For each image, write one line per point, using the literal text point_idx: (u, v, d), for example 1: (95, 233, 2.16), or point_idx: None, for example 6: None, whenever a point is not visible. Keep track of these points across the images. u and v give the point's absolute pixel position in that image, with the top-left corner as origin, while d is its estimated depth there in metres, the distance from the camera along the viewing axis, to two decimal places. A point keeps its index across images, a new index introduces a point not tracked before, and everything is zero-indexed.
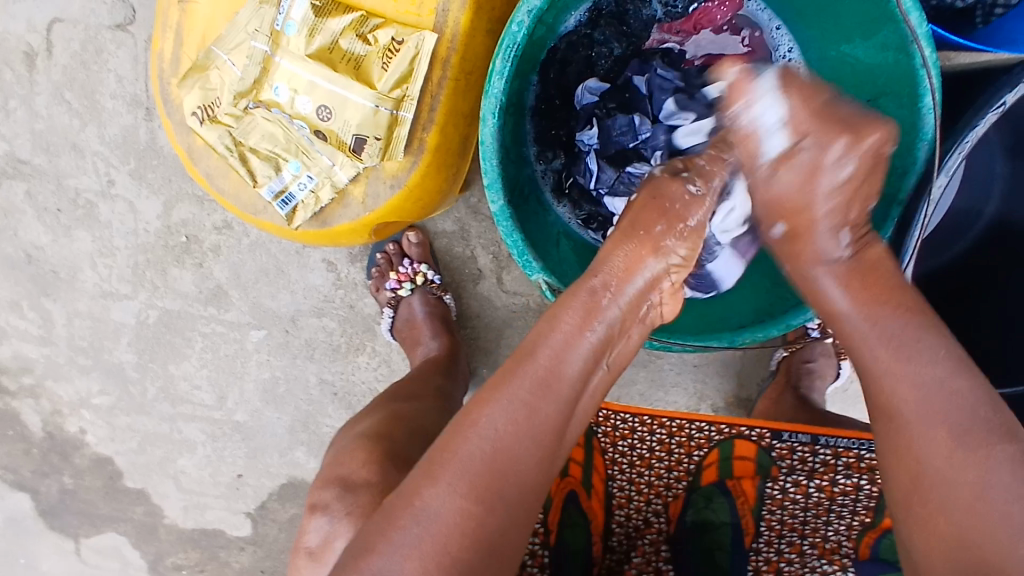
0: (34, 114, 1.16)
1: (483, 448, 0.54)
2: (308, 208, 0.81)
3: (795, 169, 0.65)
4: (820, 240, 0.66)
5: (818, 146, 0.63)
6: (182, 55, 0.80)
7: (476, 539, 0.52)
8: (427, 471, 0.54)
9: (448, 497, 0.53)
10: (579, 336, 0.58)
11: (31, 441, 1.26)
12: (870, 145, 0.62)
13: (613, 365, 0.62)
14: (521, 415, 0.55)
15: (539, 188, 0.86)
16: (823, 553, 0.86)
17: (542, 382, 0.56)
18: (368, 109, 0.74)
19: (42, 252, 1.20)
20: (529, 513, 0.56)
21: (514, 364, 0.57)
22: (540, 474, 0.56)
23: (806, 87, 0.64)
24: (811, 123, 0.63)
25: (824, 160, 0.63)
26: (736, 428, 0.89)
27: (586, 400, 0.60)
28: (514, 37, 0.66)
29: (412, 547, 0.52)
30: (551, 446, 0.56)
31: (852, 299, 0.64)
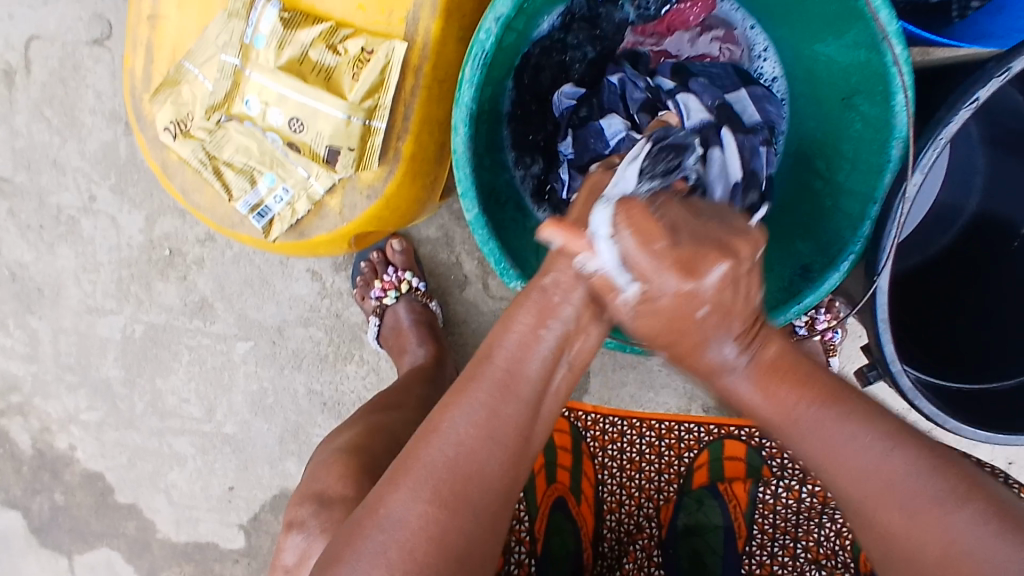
0: (13, 131, 1.15)
1: (446, 454, 0.53)
2: (284, 220, 0.81)
3: (656, 306, 0.51)
4: (708, 355, 0.54)
5: (681, 266, 0.50)
6: (153, 71, 0.80)
7: (444, 547, 0.52)
8: (392, 478, 0.54)
9: (411, 503, 0.52)
10: (534, 335, 0.56)
11: (21, 459, 1.25)
12: (736, 260, 0.52)
13: (574, 363, 0.59)
14: (482, 418, 0.54)
15: (519, 194, 0.85)
16: (816, 558, 0.82)
17: (502, 385, 0.55)
18: (340, 120, 0.73)
19: (27, 269, 1.19)
20: (499, 521, 0.55)
21: (473, 367, 0.56)
22: (507, 479, 0.55)
23: (645, 205, 0.52)
24: (671, 233, 0.51)
25: (684, 293, 0.50)
26: (725, 428, 0.92)
27: (551, 397, 0.58)
28: (483, 45, 0.66)
29: (378, 555, 0.52)
30: (517, 450, 0.55)
31: (759, 397, 0.55)
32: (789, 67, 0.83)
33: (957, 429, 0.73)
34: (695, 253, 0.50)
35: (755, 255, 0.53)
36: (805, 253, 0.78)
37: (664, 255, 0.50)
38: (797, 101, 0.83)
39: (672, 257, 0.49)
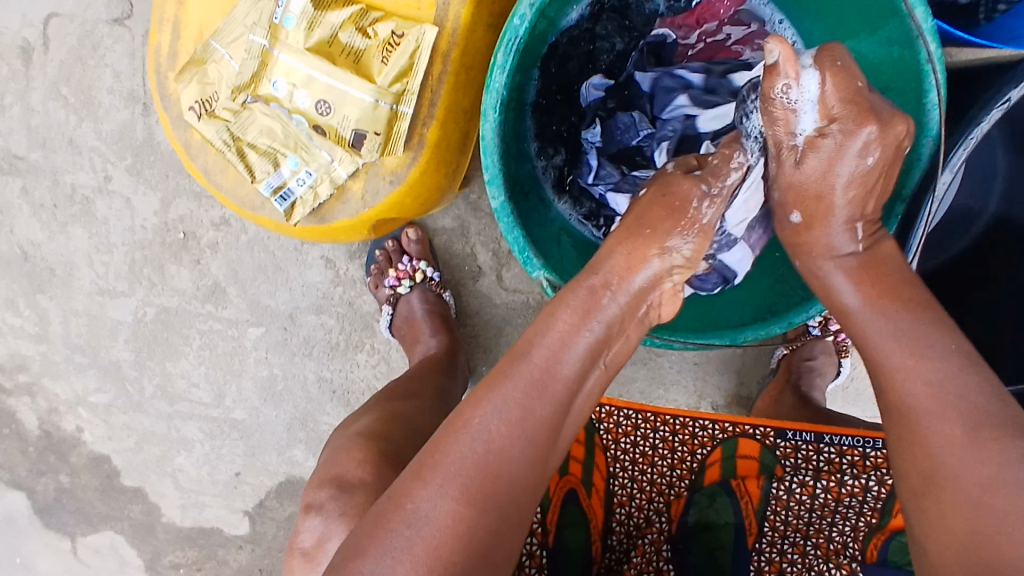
0: (30, 110, 1.15)
1: (475, 450, 0.53)
2: (307, 204, 0.80)
3: (821, 155, 0.61)
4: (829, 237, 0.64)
5: (846, 133, 0.59)
6: (179, 49, 0.80)
7: (468, 542, 0.51)
8: (416, 473, 0.54)
9: (439, 500, 0.52)
10: (575, 334, 0.57)
11: (27, 439, 1.25)
12: (896, 136, 0.60)
13: (607, 365, 0.60)
14: (514, 416, 0.54)
15: (540, 184, 0.85)
16: (827, 554, 0.83)
17: (537, 383, 0.55)
18: (368, 104, 0.73)
19: (39, 248, 1.19)
20: (523, 516, 0.55)
21: (509, 364, 0.56)
22: (534, 474, 0.55)
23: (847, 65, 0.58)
24: (845, 108, 0.59)
25: (839, 160, 0.61)
26: (740, 426, 0.89)
27: (583, 399, 0.59)
28: (517, 31, 0.65)
29: (403, 552, 0.51)
30: (545, 446, 0.55)
31: (863, 297, 0.62)
32: None
33: None
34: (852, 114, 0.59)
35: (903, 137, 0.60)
36: None
37: (838, 128, 0.59)
38: None
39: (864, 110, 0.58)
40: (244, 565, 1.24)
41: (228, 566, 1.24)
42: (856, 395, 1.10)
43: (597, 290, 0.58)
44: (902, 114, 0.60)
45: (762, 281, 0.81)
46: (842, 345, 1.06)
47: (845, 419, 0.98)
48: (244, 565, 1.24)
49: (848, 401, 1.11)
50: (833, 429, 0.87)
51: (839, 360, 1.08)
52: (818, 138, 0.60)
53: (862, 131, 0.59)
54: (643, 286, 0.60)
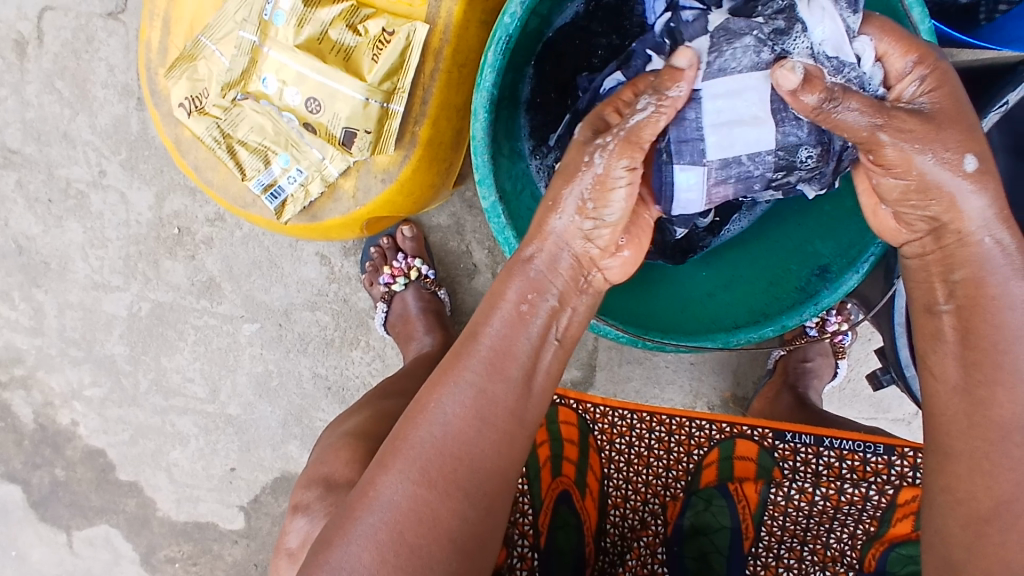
0: (24, 103, 1.14)
1: (433, 436, 0.53)
2: (297, 202, 0.80)
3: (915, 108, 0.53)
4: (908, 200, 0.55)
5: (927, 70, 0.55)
6: (169, 44, 0.79)
7: (435, 527, 0.52)
8: (381, 461, 0.54)
9: (399, 484, 0.53)
10: (519, 315, 0.56)
11: (22, 432, 1.24)
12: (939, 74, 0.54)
13: (564, 342, 0.58)
14: (470, 398, 0.54)
15: (533, 184, 0.82)
16: (823, 561, 0.82)
17: (491, 364, 0.55)
18: (358, 101, 0.72)
19: (34, 242, 1.18)
20: (496, 505, 0.54)
21: (462, 349, 0.56)
22: (500, 460, 0.54)
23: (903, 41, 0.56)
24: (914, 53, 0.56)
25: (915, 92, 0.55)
26: (737, 427, 0.90)
27: (545, 379, 0.57)
28: (507, 29, 0.65)
29: (369, 537, 0.52)
30: (508, 431, 0.54)
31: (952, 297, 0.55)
32: None
33: None
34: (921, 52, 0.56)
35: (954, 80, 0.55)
36: (822, 253, 0.76)
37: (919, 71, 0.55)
38: None
39: (909, 44, 0.56)
40: (239, 560, 1.24)
41: (224, 561, 1.24)
42: (853, 397, 1.10)
43: (529, 264, 0.57)
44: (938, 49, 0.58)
45: (757, 283, 0.79)
46: (838, 346, 1.04)
47: (843, 422, 0.97)
48: (238, 560, 1.24)
49: (844, 401, 1.10)
50: (830, 432, 0.88)
51: (836, 361, 1.06)
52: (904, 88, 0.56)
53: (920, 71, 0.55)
54: (574, 259, 0.57)
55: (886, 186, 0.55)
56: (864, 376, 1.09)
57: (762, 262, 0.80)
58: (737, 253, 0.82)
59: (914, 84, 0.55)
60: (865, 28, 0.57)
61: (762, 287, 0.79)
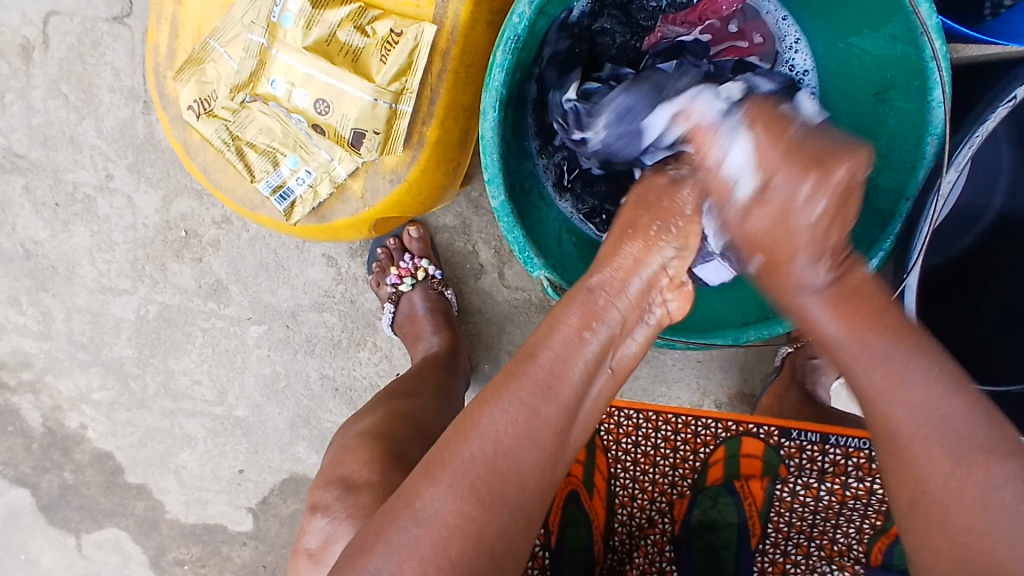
0: (30, 108, 1.15)
1: (484, 452, 0.53)
2: (306, 203, 0.80)
3: (768, 209, 0.57)
4: (796, 271, 0.57)
5: (790, 185, 0.55)
6: (177, 48, 0.80)
7: (479, 542, 0.52)
8: (426, 472, 0.54)
9: (448, 498, 0.52)
10: (578, 340, 0.57)
11: (30, 436, 1.24)
12: (839, 180, 0.54)
13: (615, 368, 0.60)
14: (522, 416, 0.54)
15: (540, 182, 0.83)
16: (831, 556, 0.82)
17: (544, 384, 0.55)
18: (366, 102, 0.73)
19: (41, 246, 1.19)
20: (533, 519, 0.55)
21: (515, 366, 0.56)
22: (543, 476, 0.55)
23: (773, 127, 0.57)
24: (779, 162, 0.56)
25: (795, 203, 0.55)
26: (743, 425, 0.90)
27: (591, 402, 0.58)
28: (515, 29, 0.65)
29: (410, 548, 0.52)
30: (554, 449, 0.55)
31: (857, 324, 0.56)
32: (823, 61, 0.80)
33: None
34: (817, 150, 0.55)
35: (855, 176, 0.54)
36: None
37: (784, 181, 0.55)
38: (829, 96, 0.81)
39: (806, 164, 0.54)
40: (248, 561, 1.24)
41: (233, 562, 1.24)
42: None
43: (594, 290, 0.60)
44: (863, 143, 0.56)
45: None
46: None
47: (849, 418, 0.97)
48: (248, 561, 1.24)
49: None
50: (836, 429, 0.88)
51: None
52: (759, 199, 0.57)
53: (801, 181, 0.55)
54: (637, 288, 0.61)
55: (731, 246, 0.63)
56: None
57: None
58: None
59: (815, 206, 0.55)
60: (747, 134, 0.58)
61: None
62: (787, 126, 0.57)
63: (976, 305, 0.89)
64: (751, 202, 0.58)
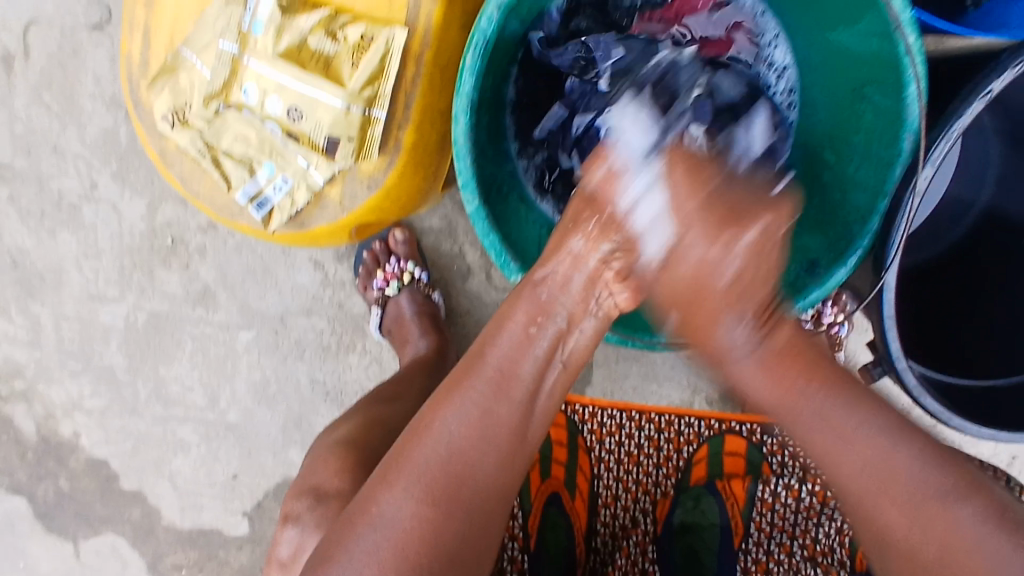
0: (14, 118, 1.15)
1: (439, 454, 0.54)
2: (284, 211, 0.80)
3: (685, 266, 0.56)
4: (716, 335, 0.58)
5: (704, 246, 0.55)
6: (150, 57, 0.79)
7: (439, 545, 0.52)
8: (383, 478, 0.55)
9: (403, 502, 0.53)
10: (528, 336, 0.58)
11: (25, 445, 1.25)
12: (750, 240, 0.54)
13: (567, 363, 0.60)
14: (474, 417, 0.55)
15: (522, 185, 0.83)
16: (813, 556, 0.84)
17: (496, 384, 0.56)
18: (339, 109, 0.72)
19: (30, 256, 1.19)
20: (494, 521, 0.55)
21: (467, 367, 0.57)
22: (501, 478, 0.55)
23: (691, 168, 0.56)
24: (698, 215, 0.55)
25: (710, 262, 0.55)
26: (725, 423, 0.92)
27: (547, 399, 0.59)
28: (484, 34, 0.64)
29: (370, 554, 0.52)
30: (510, 450, 0.56)
31: (767, 378, 0.58)
32: (802, 55, 0.79)
33: (963, 427, 0.72)
34: (733, 211, 0.55)
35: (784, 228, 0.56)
36: (812, 247, 0.76)
37: (693, 236, 0.55)
38: (809, 90, 0.80)
39: (717, 220, 0.54)
40: (245, 566, 1.24)
41: (229, 566, 1.24)
42: None
43: (540, 286, 0.59)
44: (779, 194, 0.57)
45: None
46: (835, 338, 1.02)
47: None
48: (244, 566, 1.24)
49: None
50: None
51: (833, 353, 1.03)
52: (671, 256, 0.56)
53: (717, 242, 0.54)
54: (581, 284, 0.59)
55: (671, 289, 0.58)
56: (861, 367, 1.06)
57: None
58: None
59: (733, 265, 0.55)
60: (661, 186, 0.56)
61: None
62: (703, 176, 0.56)
63: (966, 305, 0.88)
64: (664, 258, 0.57)
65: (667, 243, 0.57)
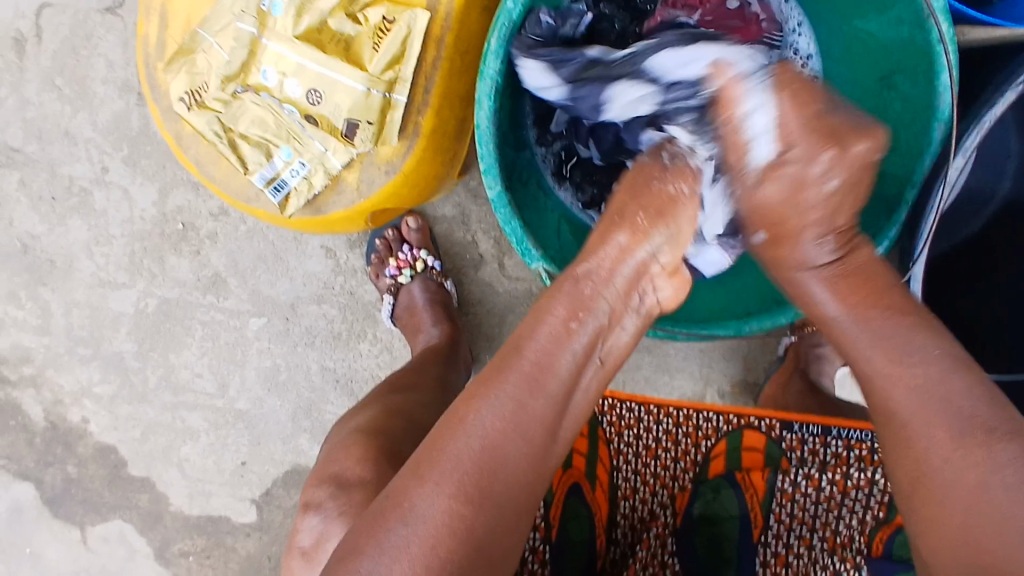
0: (24, 101, 1.14)
1: (473, 448, 0.52)
2: (301, 195, 0.79)
3: (781, 182, 0.59)
4: (801, 250, 0.61)
5: (806, 157, 0.57)
6: (166, 39, 0.78)
7: (472, 542, 0.51)
8: (415, 471, 0.53)
9: (437, 497, 0.51)
10: (567, 329, 0.56)
11: (32, 431, 1.24)
12: (859, 154, 0.57)
13: (603, 360, 0.60)
14: (509, 411, 0.53)
15: (539, 171, 0.82)
16: (833, 547, 0.84)
17: (531, 377, 0.55)
18: (359, 92, 0.71)
19: (38, 241, 1.18)
20: (524, 515, 0.54)
21: (503, 360, 0.56)
22: (532, 473, 0.54)
23: (799, 92, 0.58)
24: (800, 133, 0.57)
25: (812, 176, 0.57)
26: (745, 418, 0.90)
27: (581, 395, 0.58)
28: (510, 15, 0.64)
29: (400, 549, 0.51)
30: (542, 444, 0.55)
31: (841, 304, 0.60)
32: (826, 45, 0.78)
33: None
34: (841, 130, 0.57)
35: (874, 156, 0.58)
36: None
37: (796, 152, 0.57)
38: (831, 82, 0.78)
39: (824, 135, 0.56)
40: (252, 553, 1.24)
41: (237, 554, 1.24)
42: None
43: (581, 280, 0.59)
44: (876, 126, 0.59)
45: None
46: None
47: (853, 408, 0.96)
48: (252, 553, 1.24)
49: None
50: (840, 422, 0.88)
51: None
52: (776, 166, 0.58)
53: (822, 153, 0.56)
54: (628, 274, 0.59)
55: (766, 196, 0.60)
56: None
57: None
58: None
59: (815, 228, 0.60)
60: (778, 101, 0.57)
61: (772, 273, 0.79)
62: (813, 94, 0.58)
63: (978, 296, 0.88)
64: (768, 168, 0.59)
65: (774, 151, 0.58)
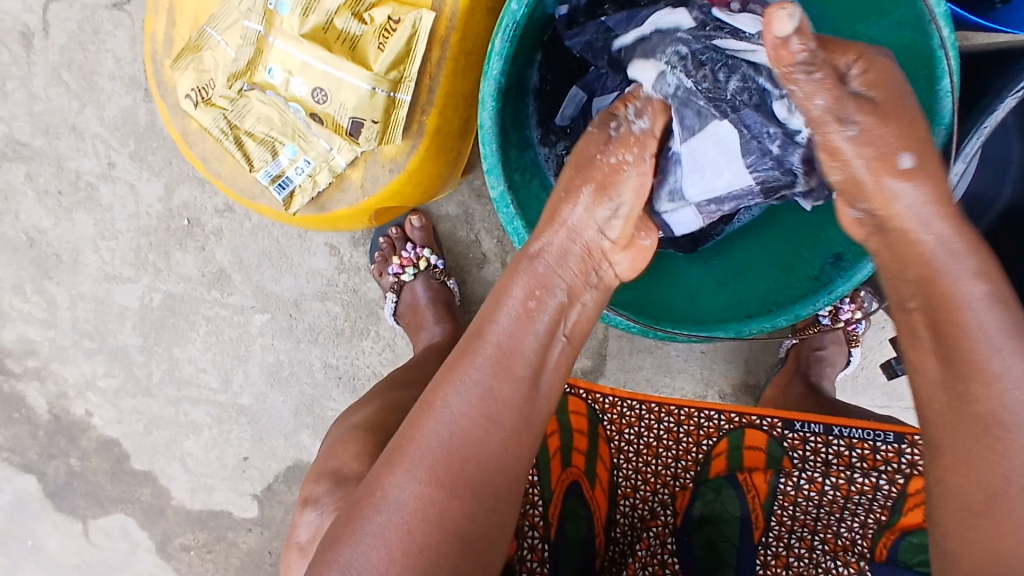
0: (32, 96, 1.15)
1: (440, 435, 0.54)
2: (305, 192, 0.80)
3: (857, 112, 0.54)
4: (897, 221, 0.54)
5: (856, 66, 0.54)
6: (175, 36, 0.79)
7: (444, 525, 0.52)
8: (387, 461, 0.55)
9: (408, 484, 0.53)
10: (529, 311, 0.57)
11: (36, 423, 1.25)
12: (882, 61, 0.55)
13: (570, 337, 0.59)
14: (476, 397, 0.55)
15: (542, 173, 0.81)
16: (834, 550, 0.81)
17: (497, 362, 0.55)
18: (365, 91, 0.72)
19: (45, 235, 1.19)
20: (505, 500, 0.55)
21: (467, 347, 0.57)
22: (506, 457, 0.55)
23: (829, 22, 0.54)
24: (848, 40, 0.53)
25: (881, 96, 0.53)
26: (746, 417, 0.92)
27: (551, 375, 0.58)
28: (514, 15, 0.63)
29: (377, 537, 0.52)
30: (512, 428, 0.55)
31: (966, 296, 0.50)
32: None
33: None
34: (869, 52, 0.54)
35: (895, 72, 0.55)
36: (835, 240, 0.73)
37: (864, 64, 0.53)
38: None
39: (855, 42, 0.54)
40: (254, 548, 1.25)
41: (238, 548, 1.25)
42: (865, 386, 1.07)
43: (536, 259, 0.59)
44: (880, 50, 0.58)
45: (768, 270, 0.79)
46: (851, 334, 1.01)
47: (853, 412, 0.96)
48: (253, 548, 1.25)
49: (857, 390, 1.07)
50: (840, 421, 0.90)
51: (849, 349, 1.03)
52: None
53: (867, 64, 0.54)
54: (580, 252, 0.59)
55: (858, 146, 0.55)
56: (878, 364, 1.06)
57: (767, 236, 0.81)
58: (745, 240, 0.83)
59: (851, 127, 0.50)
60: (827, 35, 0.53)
61: (774, 276, 0.78)
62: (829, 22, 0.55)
63: None
64: None
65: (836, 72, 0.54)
